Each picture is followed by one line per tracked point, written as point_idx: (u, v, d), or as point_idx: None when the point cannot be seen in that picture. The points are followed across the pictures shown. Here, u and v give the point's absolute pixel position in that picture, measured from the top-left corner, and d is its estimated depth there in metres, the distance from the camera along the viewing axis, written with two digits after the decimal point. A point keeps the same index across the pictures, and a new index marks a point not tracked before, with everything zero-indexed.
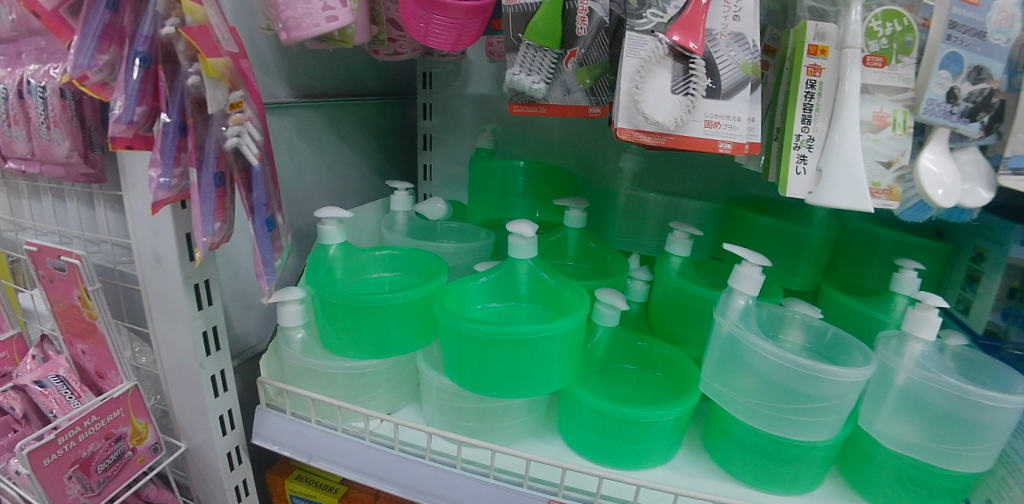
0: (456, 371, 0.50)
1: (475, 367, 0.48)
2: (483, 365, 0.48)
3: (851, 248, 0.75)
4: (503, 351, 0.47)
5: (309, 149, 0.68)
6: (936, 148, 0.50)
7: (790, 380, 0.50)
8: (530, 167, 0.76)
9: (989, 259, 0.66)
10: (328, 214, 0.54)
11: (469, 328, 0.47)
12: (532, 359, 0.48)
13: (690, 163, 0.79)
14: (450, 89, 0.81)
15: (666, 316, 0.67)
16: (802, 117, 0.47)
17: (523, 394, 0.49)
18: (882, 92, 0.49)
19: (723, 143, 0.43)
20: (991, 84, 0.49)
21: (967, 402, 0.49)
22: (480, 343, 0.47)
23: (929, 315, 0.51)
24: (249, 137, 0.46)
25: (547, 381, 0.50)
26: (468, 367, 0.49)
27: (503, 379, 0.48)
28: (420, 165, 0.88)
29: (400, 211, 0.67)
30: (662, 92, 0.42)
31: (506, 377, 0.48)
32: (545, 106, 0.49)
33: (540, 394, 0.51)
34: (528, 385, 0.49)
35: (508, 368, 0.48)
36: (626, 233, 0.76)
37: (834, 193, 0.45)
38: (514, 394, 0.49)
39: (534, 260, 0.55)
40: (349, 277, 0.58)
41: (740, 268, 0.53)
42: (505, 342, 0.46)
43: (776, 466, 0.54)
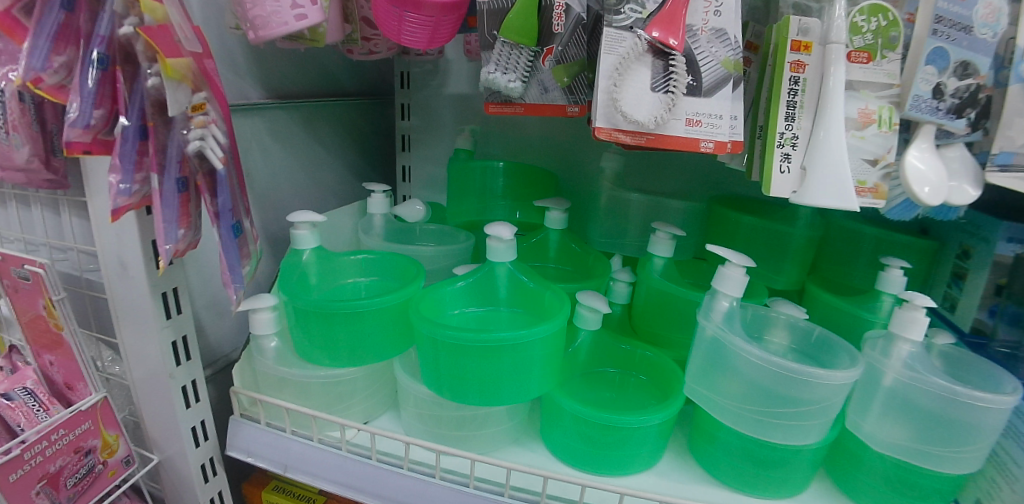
0: (433, 379, 0.49)
1: (454, 375, 0.47)
2: (461, 373, 0.47)
3: (836, 247, 0.75)
4: (481, 358, 0.45)
5: (283, 152, 0.66)
6: (922, 145, 0.49)
7: (776, 383, 0.49)
8: (511, 168, 0.74)
9: (975, 256, 0.65)
10: (300, 219, 0.52)
11: (446, 336, 0.45)
12: (511, 366, 0.46)
13: (674, 162, 0.78)
14: (429, 88, 0.80)
15: (649, 317, 0.65)
16: (785, 114, 0.46)
17: (503, 401, 0.48)
18: (867, 89, 0.47)
19: (705, 142, 0.41)
20: (978, 79, 0.48)
21: (954, 402, 0.48)
22: (457, 350, 0.46)
23: (916, 314, 0.51)
24: (213, 140, 0.44)
25: (528, 388, 0.48)
26: (446, 375, 0.47)
27: (482, 388, 0.47)
28: (399, 167, 0.86)
29: (377, 214, 0.65)
30: (641, 90, 0.40)
31: (485, 386, 0.47)
32: (522, 105, 0.47)
33: (521, 400, 0.49)
34: (509, 392, 0.48)
35: (487, 376, 0.46)
36: (609, 234, 0.74)
37: (818, 192, 0.44)
38: (494, 402, 0.48)
39: (513, 263, 0.54)
40: (324, 283, 0.56)
41: (724, 269, 0.52)
42: (483, 349, 0.45)
43: (763, 470, 0.53)
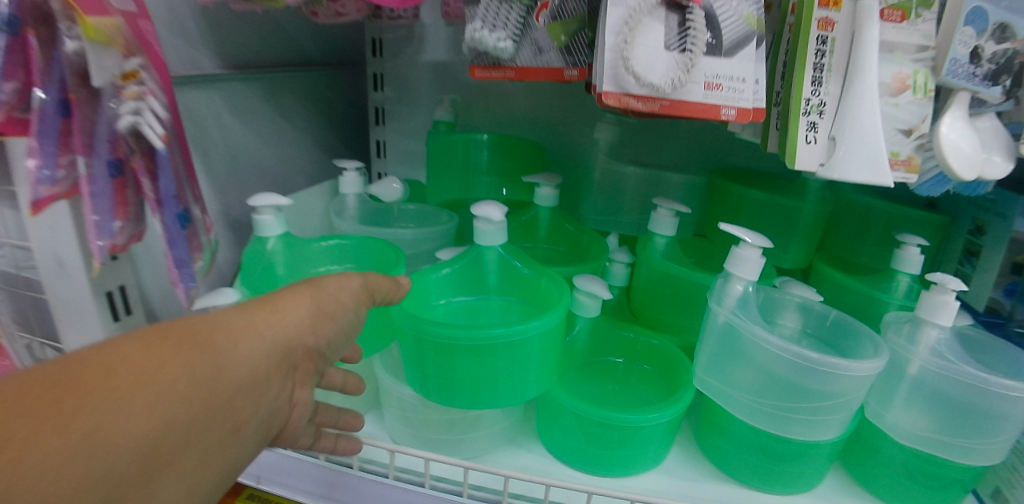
0: (416, 380, 0.43)
1: (440, 376, 0.41)
2: (448, 373, 0.41)
3: (843, 222, 0.70)
4: (472, 358, 0.40)
5: (244, 129, 0.59)
6: (956, 113, 0.44)
7: (798, 376, 0.44)
8: (496, 140, 0.68)
9: (989, 233, 0.62)
10: (263, 203, 0.46)
11: (431, 333, 0.39)
12: (507, 366, 0.41)
13: (671, 133, 0.73)
14: (403, 57, 0.72)
15: (650, 301, 0.60)
16: (812, 78, 0.40)
17: (496, 404, 0.42)
18: (901, 51, 0.42)
19: (726, 109, 0.36)
20: (1015, 43, 0.44)
21: (986, 393, 0.44)
22: (444, 348, 0.40)
23: (946, 299, 0.47)
24: (151, 115, 0.37)
25: (525, 388, 0.43)
26: (432, 376, 0.42)
27: (473, 390, 0.41)
28: (373, 142, 0.79)
29: (349, 194, 0.58)
30: (654, 48, 0.34)
31: (476, 388, 0.41)
32: (513, 69, 0.40)
33: (517, 402, 0.44)
34: (503, 393, 0.42)
35: (477, 376, 0.41)
36: (604, 211, 0.69)
37: (848, 166, 0.39)
38: (487, 405, 0.42)
39: (503, 247, 0.48)
40: (293, 275, 0.49)
41: (739, 251, 0.47)
42: (473, 348, 0.39)
43: (778, 465, 0.49)
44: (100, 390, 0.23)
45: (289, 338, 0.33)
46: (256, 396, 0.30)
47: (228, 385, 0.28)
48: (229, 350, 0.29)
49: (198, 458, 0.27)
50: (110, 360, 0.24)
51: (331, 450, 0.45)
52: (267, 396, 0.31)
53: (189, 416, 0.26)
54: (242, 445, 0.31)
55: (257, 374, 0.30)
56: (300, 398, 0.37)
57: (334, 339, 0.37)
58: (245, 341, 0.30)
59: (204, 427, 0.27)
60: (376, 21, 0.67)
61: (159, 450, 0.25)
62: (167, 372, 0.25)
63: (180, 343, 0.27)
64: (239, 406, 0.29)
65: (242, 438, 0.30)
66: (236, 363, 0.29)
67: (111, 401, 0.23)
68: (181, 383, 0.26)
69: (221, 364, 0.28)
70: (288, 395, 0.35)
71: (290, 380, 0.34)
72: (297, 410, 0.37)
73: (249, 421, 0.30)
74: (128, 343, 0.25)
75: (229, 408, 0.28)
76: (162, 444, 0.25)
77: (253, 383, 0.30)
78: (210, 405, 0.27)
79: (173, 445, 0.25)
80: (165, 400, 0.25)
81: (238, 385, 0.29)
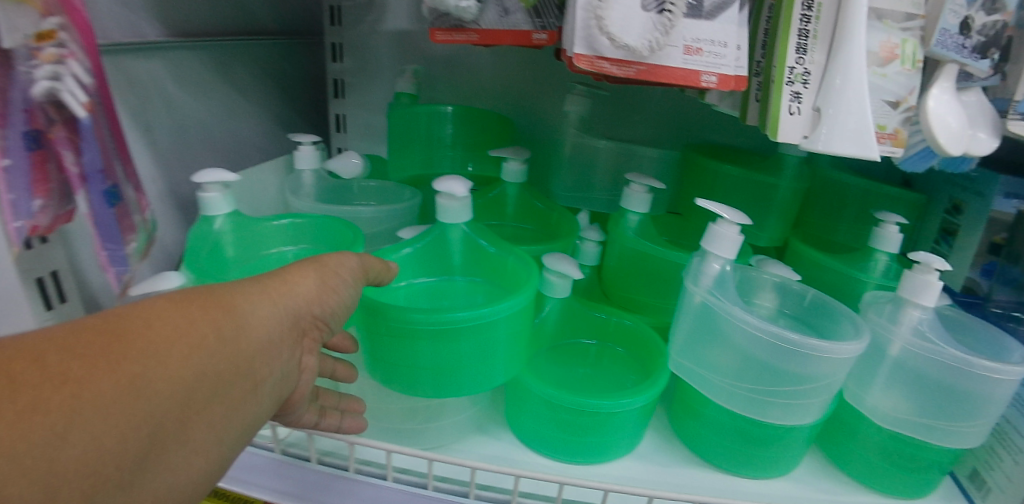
0: (376, 368, 0.40)
1: (401, 363, 0.38)
2: (411, 361, 0.38)
3: (820, 199, 0.69)
4: (436, 344, 0.37)
5: (191, 101, 0.54)
6: (944, 85, 0.42)
7: (773, 357, 0.42)
8: (460, 112, 0.65)
9: (968, 212, 0.60)
10: (208, 179, 0.42)
11: (392, 318, 0.37)
12: (474, 351, 0.38)
13: (643, 106, 0.70)
14: (362, 25, 0.69)
15: (623, 282, 0.58)
16: (797, 46, 0.37)
17: (462, 392, 0.40)
18: (890, 19, 0.40)
19: (706, 75, 0.33)
20: (1005, 15, 0.43)
21: (967, 374, 0.43)
22: (405, 333, 0.37)
23: (930, 279, 0.45)
24: (72, 81, 0.34)
25: (494, 375, 0.41)
26: (393, 364, 0.39)
27: (438, 379, 0.39)
28: (332, 116, 0.75)
29: (305, 170, 0.55)
30: (630, 7, 0.31)
31: (441, 375, 0.38)
32: (477, 32, 0.37)
33: (483, 389, 0.41)
34: (469, 380, 0.40)
35: (441, 363, 0.38)
36: (574, 188, 0.66)
37: (833, 138, 0.37)
38: (454, 394, 0.40)
39: (468, 225, 0.45)
40: (244, 256, 0.46)
41: (715, 228, 0.44)
42: (436, 333, 0.37)
43: (754, 449, 0.47)
44: (134, 345, 0.24)
45: (301, 307, 0.32)
46: (274, 358, 0.30)
47: (247, 346, 0.28)
48: (247, 312, 0.28)
49: (227, 414, 0.27)
50: (145, 317, 0.25)
51: (337, 427, 0.41)
52: (283, 360, 0.31)
53: (213, 372, 0.26)
54: (265, 406, 0.30)
55: (275, 339, 0.30)
56: (311, 364, 0.35)
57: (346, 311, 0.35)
58: (262, 305, 0.29)
59: (227, 385, 0.27)
60: None
61: (188, 403, 0.25)
62: (191, 331, 0.26)
63: (202, 305, 0.27)
64: (257, 368, 0.29)
65: (263, 399, 0.30)
66: (254, 327, 0.29)
67: (150, 351, 0.24)
68: (205, 342, 0.26)
69: (240, 326, 0.28)
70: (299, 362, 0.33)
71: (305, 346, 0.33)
72: (304, 380, 0.35)
73: (269, 382, 0.30)
74: (156, 304, 0.26)
75: (249, 369, 0.28)
76: (193, 395, 0.25)
77: (271, 346, 0.29)
78: (232, 364, 0.27)
79: (202, 398, 0.26)
80: (192, 356, 0.25)
81: (256, 348, 0.29)
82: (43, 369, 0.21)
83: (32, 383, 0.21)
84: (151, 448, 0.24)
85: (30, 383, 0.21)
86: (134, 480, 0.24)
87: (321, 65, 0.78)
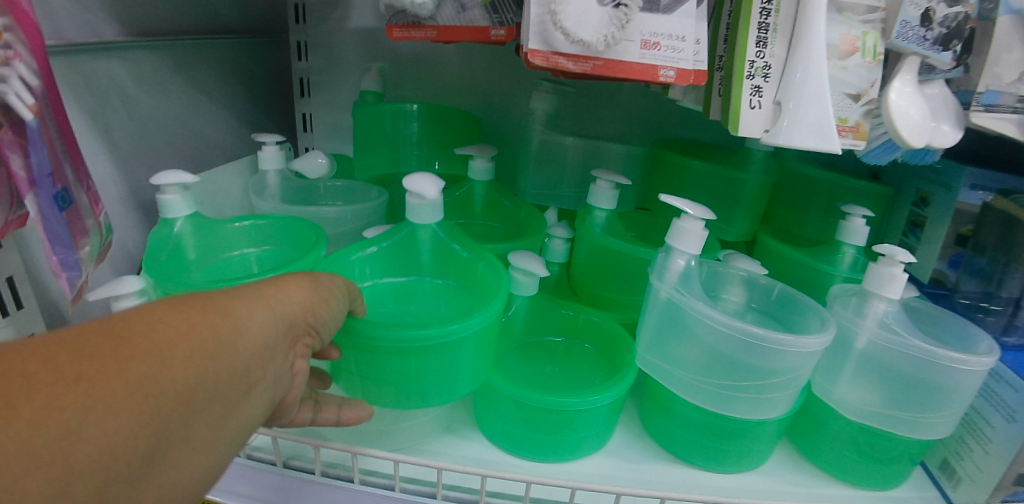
0: (342, 376, 0.40)
1: (365, 375, 0.38)
2: (374, 371, 0.37)
3: (789, 193, 0.70)
4: (399, 358, 0.36)
5: (151, 102, 0.53)
6: (905, 77, 0.43)
7: (739, 351, 0.42)
8: (426, 111, 0.64)
9: (934, 204, 0.61)
10: (167, 181, 0.42)
11: (357, 332, 0.36)
12: (441, 367, 0.37)
13: (613, 102, 0.70)
14: (328, 23, 0.68)
15: (591, 278, 0.59)
16: (756, 39, 0.37)
17: (428, 403, 0.39)
18: (850, 11, 0.40)
19: (664, 69, 0.33)
20: (966, 7, 0.43)
21: (933, 366, 0.44)
22: (367, 347, 0.36)
23: (894, 271, 0.46)
24: (19, 83, 0.33)
25: (462, 388, 0.40)
26: (357, 372, 0.38)
27: (404, 391, 0.38)
28: (298, 115, 0.74)
29: (269, 170, 0.54)
30: (585, 2, 0.31)
31: (404, 389, 0.38)
32: (434, 29, 0.36)
33: (450, 400, 0.40)
34: (435, 393, 0.39)
35: (405, 377, 0.37)
36: (542, 185, 0.66)
37: (793, 132, 0.37)
38: (421, 406, 0.39)
39: (439, 226, 0.45)
40: (205, 259, 0.46)
41: (680, 223, 0.44)
42: (398, 348, 0.36)
43: (722, 443, 0.48)
44: (139, 345, 0.22)
45: (297, 313, 0.30)
46: (275, 363, 0.28)
47: (248, 350, 0.26)
48: (246, 316, 0.26)
49: (227, 420, 0.25)
50: (148, 319, 0.23)
51: (335, 421, 0.37)
52: (280, 364, 0.29)
53: (218, 375, 0.24)
54: (264, 413, 0.28)
55: (274, 344, 0.28)
56: (304, 370, 0.32)
57: (337, 320, 0.33)
58: (260, 310, 0.27)
59: (231, 390, 0.25)
60: None
61: (192, 406, 0.23)
62: (194, 332, 0.24)
63: (200, 307, 0.25)
64: (259, 373, 0.27)
65: (262, 404, 0.28)
66: (254, 331, 0.27)
67: (155, 351, 0.22)
68: (207, 344, 0.24)
69: (240, 328, 0.26)
70: (293, 368, 0.31)
71: (302, 351, 0.31)
72: (297, 383, 0.32)
73: (267, 386, 0.28)
74: (155, 307, 0.24)
75: (250, 373, 0.26)
76: (196, 396, 0.23)
77: (270, 351, 0.27)
78: (233, 366, 0.25)
79: (205, 401, 0.24)
80: (197, 358, 0.23)
81: (258, 352, 0.27)
82: (49, 367, 0.20)
83: (38, 382, 0.19)
84: (157, 452, 0.22)
85: (38, 382, 0.19)
86: (140, 486, 0.22)
87: (285, 64, 0.77)
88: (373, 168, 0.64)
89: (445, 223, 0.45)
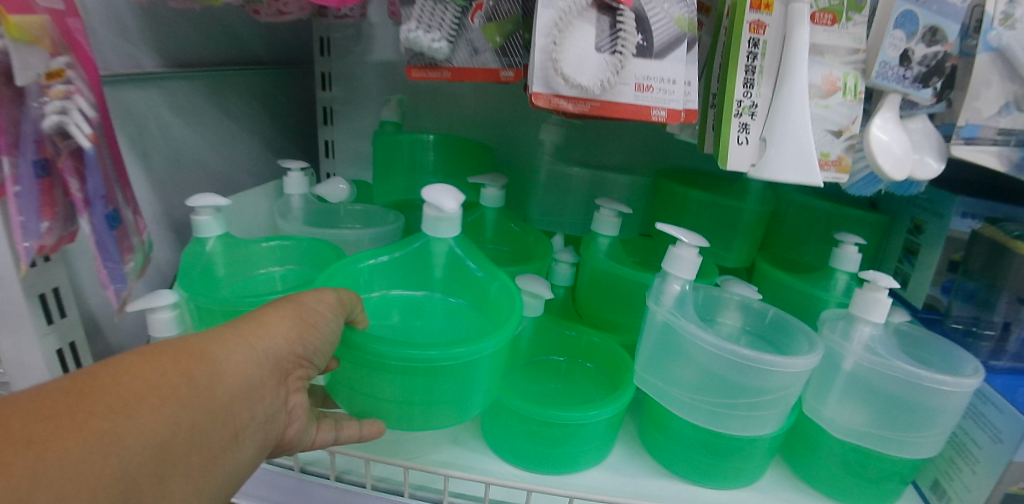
0: (340, 393, 0.41)
1: (366, 391, 0.38)
2: (379, 390, 0.38)
3: (788, 222, 0.73)
4: (404, 377, 0.36)
5: (185, 128, 0.58)
6: (886, 115, 0.46)
7: (734, 372, 0.45)
8: (442, 141, 0.68)
9: (927, 231, 0.63)
10: (201, 203, 0.45)
11: (358, 347, 0.36)
12: (447, 389, 0.37)
13: (618, 133, 0.74)
14: (351, 56, 0.72)
15: (595, 301, 0.61)
16: (744, 80, 0.41)
17: (427, 425, 0.39)
18: (832, 53, 0.43)
19: (656, 110, 0.36)
20: (945, 46, 0.45)
21: (918, 386, 0.46)
22: (372, 364, 0.36)
23: (878, 295, 0.48)
24: (78, 114, 0.37)
25: (466, 411, 0.40)
26: (359, 390, 0.39)
27: (404, 410, 0.38)
28: (321, 142, 0.79)
29: (294, 195, 0.58)
30: (584, 50, 0.34)
31: (407, 408, 0.38)
32: (450, 70, 0.40)
33: (453, 424, 0.40)
34: (435, 415, 0.39)
35: (409, 396, 0.37)
36: (549, 212, 0.70)
37: (778, 166, 0.40)
38: (422, 427, 0.39)
39: (455, 240, 0.47)
40: (233, 275, 0.50)
41: (675, 251, 0.47)
42: (405, 367, 0.36)
43: (717, 459, 0.50)
44: (104, 400, 0.23)
45: (282, 347, 0.31)
46: (256, 404, 0.29)
47: (224, 393, 0.27)
48: (222, 359, 0.28)
49: (208, 465, 0.27)
50: (115, 374, 0.24)
51: (358, 437, 0.39)
52: (266, 402, 0.30)
53: (189, 423, 0.25)
54: (250, 454, 0.30)
55: (254, 383, 0.29)
56: (302, 402, 0.35)
57: (327, 349, 0.34)
58: (238, 351, 0.29)
59: (209, 434, 0.26)
60: (323, 20, 0.67)
61: (165, 457, 0.24)
62: (163, 383, 0.25)
63: (172, 356, 0.27)
64: (238, 416, 0.28)
65: (246, 446, 0.29)
66: (231, 373, 0.28)
67: (120, 406, 0.23)
68: (180, 391, 0.26)
69: (214, 373, 0.27)
70: (285, 401, 0.33)
71: (294, 385, 0.33)
72: (297, 419, 0.35)
73: (252, 427, 0.29)
74: (127, 359, 0.26)
75: (228, 416, 0.28)
76: (169, 448, 0.25)
77: (250, 391, 0.29)
78: (211, 411, 0.27)
79: (180, 451, 0.25)
80: (166, 408, 0.25)
81: (237, 392, 0.28)
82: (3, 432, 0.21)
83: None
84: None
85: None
86: None
87: (310, 93, 0.82)
88: (391, 194, 0.69)
89: (463, 238, 0.47)
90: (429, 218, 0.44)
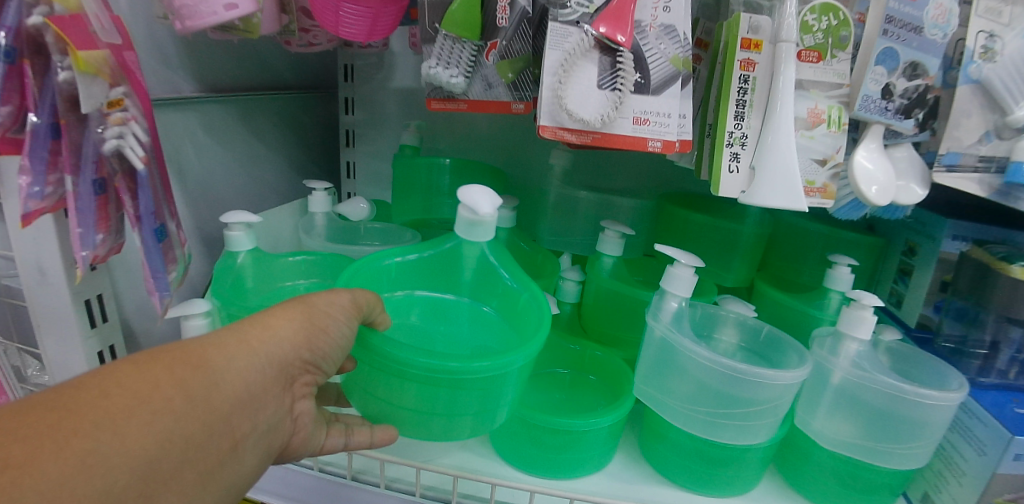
0: (355, 393, 0.43)
1: (384, 397, 0.41)
2: (398, 396, 0.40)
3: (786, 244, 0.76)
4: (423, 386, 0.39)
5: (218, 148, 0.62)
6: (871, 144, 0.49)
7: (727, 385, 0.47)
8: (457, 165, 0.72)
9: (920, 254, 0.66)
10: (235, 219, 0.50)
11: (375, 352, 0.38)
12: (464, 400, 0.40)
13: (622, 160, 0.78)
14: (373, 82, 0.77)
15: (600, 317, 0.64)
16: (735, 113, 0.45)
17: (441, 434, 0.42)
18: (817, 88, 0.47)
19: (652, 141, 0.40)
20: (927, 80, 0.48)
21: (903, 400, 0.48)
22: (397, 372, 0.39)
23: (864, 314, 0.51)
24: (133, 139, 0.41)
25: (484, 421, 0.42)
26: (377, 394, 0.41)
27: (423, 418, 0.41)
28: (343, 163, 0.83)
29: (318, 213, 0.62)
30: (587, 87, 0.38)
31: (424, 417, 0.41)
32: (466, 102, 0.45)
33: (467, 434, 0.43)
34: (449, 424, 0.41)
35: (426, 403, 0.40)
36: (559, 232, 0.73)
37: (767, 193, 0.43)
38: (440, 436, 0.42)
39: (486, 247, 0.49)
40: (260, 286, 0.54)
41: (674, 270, 0.51)
42: (425, 377, 0.38)
43: (713, 469, 0.52)
44: (89, 415, 0.25)
45: (284, 352, 0.34)
46: (254, 412, 0.32)
47: (228, 397, 0.30)
48: (220, 368, 0.30)
49: (210, 466, 0.29)
50: (104, 387, 0.27)
51: (369, 443, 0.42)
52: (266, 411, 0.33)
53: (182, 435, 0.28)
54: (251, 461, 0.33)
55: (251, 391, 0.32)
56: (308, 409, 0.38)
57: (331, 355, 0.37)
58: (241, 358, 0.32)
59: (204, 443, 0.29)
60: (348, 49, 0.72)
61: (158, 468, 0.27)
62: (157, 394, 0.27)
63: (171, 365, 0.29)
64: (243, 417, 0.31)
65: (246, 453, 0.32)
66: (229, 382, 0.31)
67: (108, 422, 0.26)
68: (174, 403, 0.28)
69: (211, 382, 0.30)
70: (288, 407, 0.35)
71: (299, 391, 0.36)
72: (305, 421, 0.38)
73: (251, 435, 0.32)
74: (122, 368, 0.28)
75: (229, 421, 0.30)
76: (162, 460, 0.27)
77: (248, 398, 0.31)
78: (205, 421, 0.29)
79: (174, 462, 0.27)
80: (158, 419, 0.27)
81: (234, 400, 0.31)
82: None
83: None
84: None
85: None
86: None
87: (334, 117, 0.87)
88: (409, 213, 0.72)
89: (496, 249, 0.50)
90: (466, 220, 0.46)
